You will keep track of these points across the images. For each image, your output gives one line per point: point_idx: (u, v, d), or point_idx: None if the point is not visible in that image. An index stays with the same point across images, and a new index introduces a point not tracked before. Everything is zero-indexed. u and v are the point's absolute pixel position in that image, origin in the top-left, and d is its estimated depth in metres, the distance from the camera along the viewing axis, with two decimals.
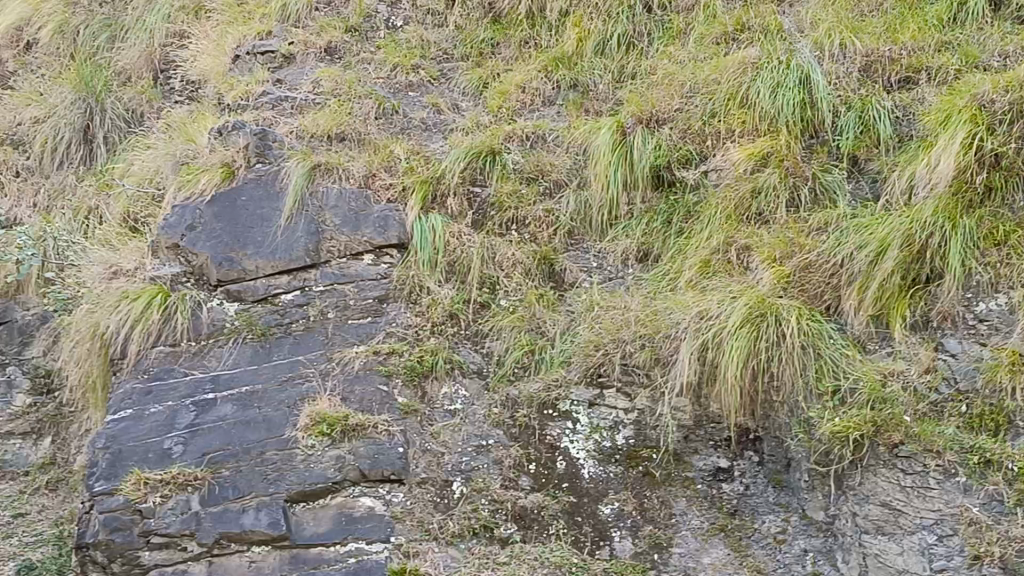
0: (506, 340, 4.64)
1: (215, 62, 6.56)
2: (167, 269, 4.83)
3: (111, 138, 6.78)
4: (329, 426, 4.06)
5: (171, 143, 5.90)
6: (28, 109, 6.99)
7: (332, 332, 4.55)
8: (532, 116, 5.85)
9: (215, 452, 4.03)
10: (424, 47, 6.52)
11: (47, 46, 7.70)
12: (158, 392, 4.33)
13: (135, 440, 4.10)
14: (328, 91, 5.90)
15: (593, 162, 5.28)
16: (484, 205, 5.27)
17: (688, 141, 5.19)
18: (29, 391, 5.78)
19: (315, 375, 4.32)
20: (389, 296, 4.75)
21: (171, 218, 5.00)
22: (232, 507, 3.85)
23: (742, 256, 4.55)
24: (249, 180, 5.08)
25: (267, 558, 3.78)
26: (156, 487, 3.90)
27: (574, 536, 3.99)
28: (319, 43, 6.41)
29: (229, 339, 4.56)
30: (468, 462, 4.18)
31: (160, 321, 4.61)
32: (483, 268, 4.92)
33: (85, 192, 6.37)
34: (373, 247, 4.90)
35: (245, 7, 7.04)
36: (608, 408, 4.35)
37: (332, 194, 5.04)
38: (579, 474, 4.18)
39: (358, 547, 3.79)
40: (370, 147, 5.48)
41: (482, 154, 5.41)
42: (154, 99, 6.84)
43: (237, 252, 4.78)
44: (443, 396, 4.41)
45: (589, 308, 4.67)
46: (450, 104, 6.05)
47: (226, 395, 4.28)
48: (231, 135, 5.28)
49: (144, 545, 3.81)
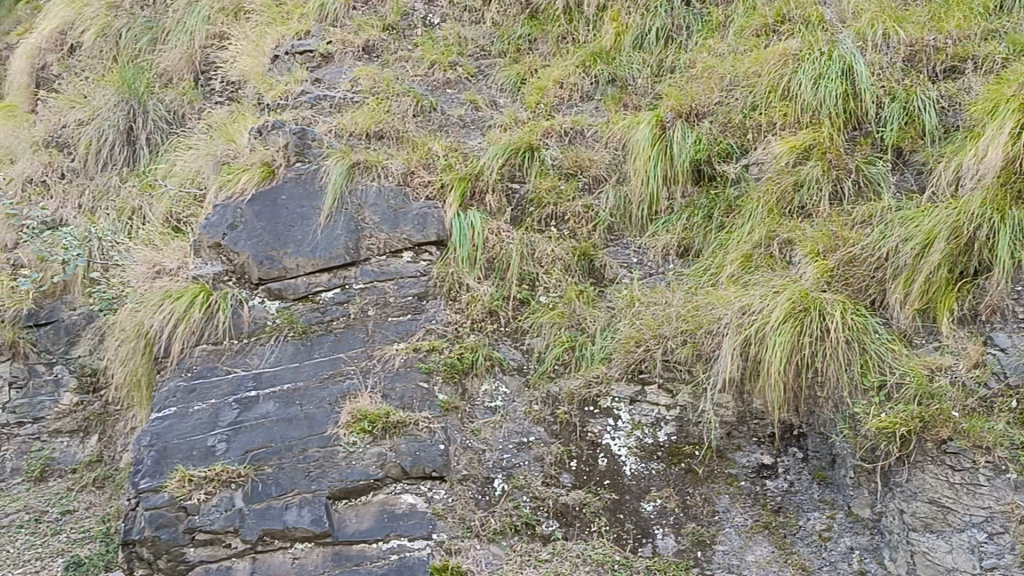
0: (546, 336, 4.63)
1: (255, 62, 6.60)
2: (210, 268, 4.87)
3: (153, 139, 6.83)
4: (371, 423, 4.09)
5: (212, 143, 5.95)
6: (72, 111, 7.10)
7: (372, 330, 4.56)
8: (570, 111, 5.81)
9: (258, 449, 4.06)
10: (462, 44, 6.52)
11: (90, 49, 7.81)
12: (201, 390, 4.38)
13: (180, 438, 4.14)
14: (366, 90, 5.92)
15: (632, 157, 5.24)
16: (523, 201, 5.25)
17: (729, 134, 5.17)
18: (75, 389, 5.89)
19: (355, 373, 4.34)
20: (428, 293, 4.75)
21: (212, 218, 5.03)
22: (276, 504, 3.88)
23: (785, 250, 4.52)
24: (288, 179, 5.11)
25: (310, 555, 3.78)
26: (200, 484, 3.93)
27: (616, 534, 3.95)
28: (357, 41, 6.42)
29: (271, 337, 4.58)
30: (509, 459, 4.18)
31: (201, 321, 4.65)
32: (522, 265, 4.92)
33: (128, 193, 6.45)
34: (412, 244, 4.90)
35: (284, 8, 7.09)
36: (649, 405, 4.32)
37: (371, 192, 5.05)
38: (621, 470, 4.14)
39: (401, 544, 3.79)
40: (408, 144, 5.49)
41: (520, 150, 5.39)
42: (195, 100, 6.92)
43: (278, 251, 4.80)
44: (483, 393, 4.43)
45: (630, 304, 4.65)
46: (488, 100, 6.04)
47: (268, 393, 4.31)
48: (270, 135, 5.30)
49: (189, 541, 3.83)
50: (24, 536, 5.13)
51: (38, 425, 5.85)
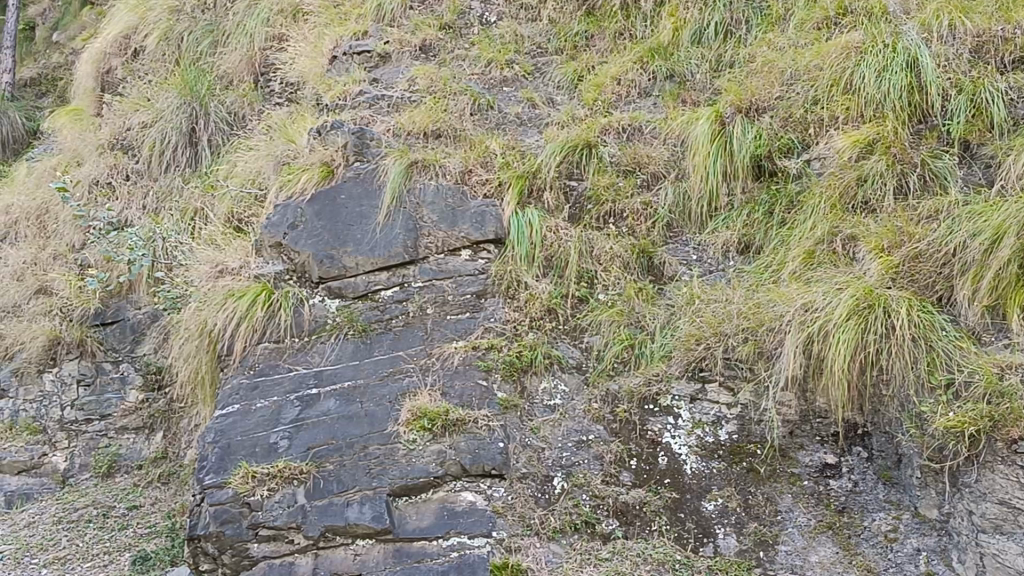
0: (605, 334, 4.61)
1: (314, 63, 6.66)
2: (271, 268, 4.94)
3: (215, 141, 6.93)
4: (430, 421, 4.11)
5: (272, 143, 6.02)
6: (136, 114, 7.24)
7: (430, 327, 4.58)
8: (628, 107, 5.78)
9: (320, 446, 4.10)
10: (518, 42, 6.51)
11: (153, 53, 7.96)
12: (263, 388, 4.43)
13: (243, 435, 4.20)
14: (423, 89, 5.94)
15: (691, 154, 5.21)
16: (581, 198, 5.23)
17: (790, 129, 5.11)
18: (141, 386, 6.03)
19: (415, 370, 4.36)
20: (486, 291, 4.74)
21: (273, 217, 5.09)
22: (338, 500, 3.91)
23: (848, 246, 4.44)
24: (347, 178, 5.14)
25: (372, 552, 3.80)
26: (263, 480, 3.98)
27: (677, 533, 3.92)
28: (414, 41, 6.45)
29: (331, 336, 4.62)
30: (569, 457, 4.16)
31: (264, 318, 4.71)
32: (581, 263, 4.91)
33: (191, 194, 6.56)
34: (470, 242, 4.91)
35: (342, 9, 7.16)
36: (710, 403, 4.28)
37: (429, 191, 5.07)
38: (681, 470, 4.11)
39: (460, 542, 3.78)
40: (466, 143, 5.51)
41: (578, 148, 5.37)
42: (255, 102, 7.01)
43: (338, 249, 4.85)
44: (542, 391, 4.42)
45: (690, 301, 4.62)
46: (545, 98, 6.03)
47: (329, 391, 4.35)
48: (330, 134, 5.36)
49: (253, 537, 3.87)
50: (93, 530, 5.13)
51: (106, 422, 5.99)
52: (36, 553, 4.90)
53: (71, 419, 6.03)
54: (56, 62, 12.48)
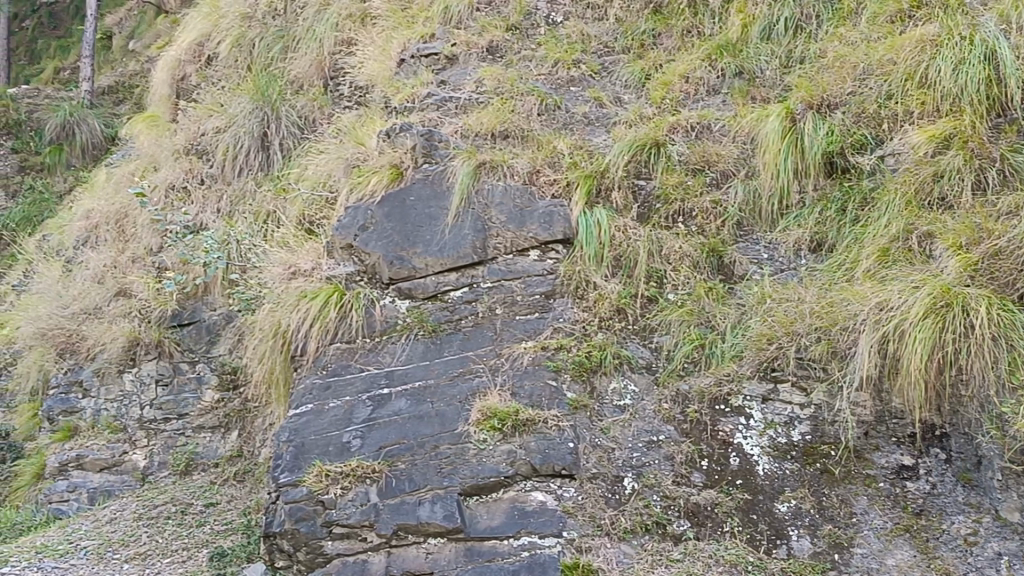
0: (675, 334, 4.59)
1: (382, 67, 6.72)
2: (343, 269, 5.02)
3: (286, 145, 7.05)
4: (500, 421, 4.14)
5: (342, 146, 6.09)
6: (210, 120, 7.41)
7: (500, 328, 4.60)
8: (696, 105, 5.73)
9: (391, 445, 4.15)
10: (585, 41, 6.50)
11: (226, 59, 8.13)
12: (336, 388, 4.50)
13: (317, 434, 4.28)
14: (490, 90, 5.96)
15: (761, 151, 5.16)
16: (649, 197, 5.21)
17: (863, 125, 5.04)
18: (216, 386, 6.16)
19: (484, 371, 4.39)
20: (555, 291, 4.75)
21: (344, 219, 5.16)
22: (409, 499, 3.95)
23: (924, 243, 4.34)
24: (416, 180, 5.19)
25: (443, 550, 3.83)
26: (336, 478, 4.05)
27: (750, 535, 3.86)
28: (481, 43, 6.49)
29: (402, 336, 4.67)
30: (639, 458, 4.15)
31: (336, 319, 4.81)
32: (650, 262, 4.89)
33: (264, 197, 6.68)
34: (539, 242, 4.91)
35: (409, 12, 7.25)
36: (782, 403, 4.24)
37: (497, 191, 5.08)
38: (754, 470, 4.06)
39: (531, 541, 3.80)
40: (533, 143, 5.51)
41: (646, 147, 5.35)
42: (325, 106, 7.10)
43: (407, 250, 4.90)
44: (612, 391, 4.41)
45: (761, 300, 4.57)
46: (613, 97, 6.00)
47: (401, 391, 4.40)
48: (399, 136, 5.41)
49: (327, 535, 3.95)
50: (172, 527, 5.24)
51: (183, 421, 6.13)
52: (118, 548, 5.03)
53: (150, 418, 6.20)
54: (133, 70, 12.85)
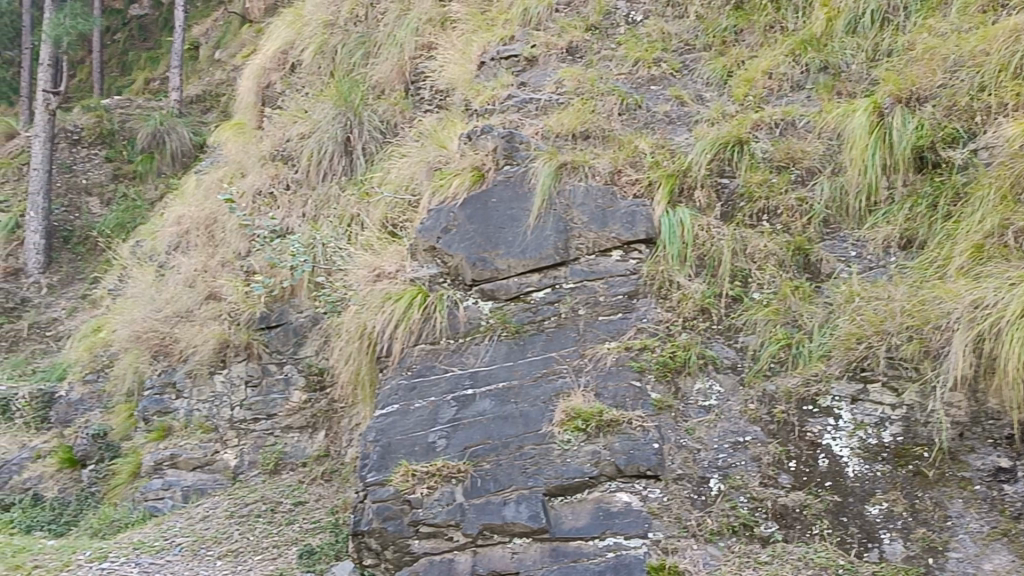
0: (760, 334, 4.52)
1: (463, 70, 6.78)
2: (426, 270, 5.08)
3: (369, 149, 7.15)
4: (584, 422, 4.14)
5: (424, 150, 6.14)
6: (295, 126, 7.56)
7: (583, 328, 4.59)
8: (780, 101, 5.65)
9: (476, 445, 4.20)
10: (666, 39, 6.44)
11: (310, 66, 8.28)
12: (421, 388, 4.57)
13: (403, 434, 4.35)
14: (571, 91, 5.97)
15: (848, 147, 5.06)
16: (733, 196, 5.15)
17: (954, 118, 4.91)
18: (303, 387, 6.28)
19: (568, 371, 4.40)
20: (638, 292, 4.73)
21: (427, 221, 5.22)
22: (495, 499, 4.00)
23: (1020, 239, 4.21)
24: (498, 181, 5.21)
25: (529, 550, 3.85)
26: (423, 478, 4.12)
27: (840, 537, 3.78)
28: (561, 43, 6.49)
29: (486, 337, 4.71)
30: (725, 459, 4.11)
31: (420, 320, 4.88)
32: (734, 261, 4.84)
33: (348, 201, 6.76)
34: (621, 243, 4.90)
35: (489, 15, 7.27)
36: (872, 404, 4.12)
37: (579, 192, 5.08)
38: (843, 472, 3.96)
39: (616, 542, 3.79)
40: (615, 143, 5.48)
41: (729, 144, 5.29)
42: (406, 109, 7.17)
43: (490, 252, 4.93)
44: (697, 392, 4.37)
45: (849, 299, 4.47)
46: (694, 95, 5.93)
47: (485, 391, 4.44)
48: (480, 138, 5.45)
49: (414, 533, 4.02)
50: (262, 525, 5.34)
51: (272, 421, 6.27)
52: (210, 546, 5.16)
53: (240, 419, 6.35)
54: (219, 79, 13.16)
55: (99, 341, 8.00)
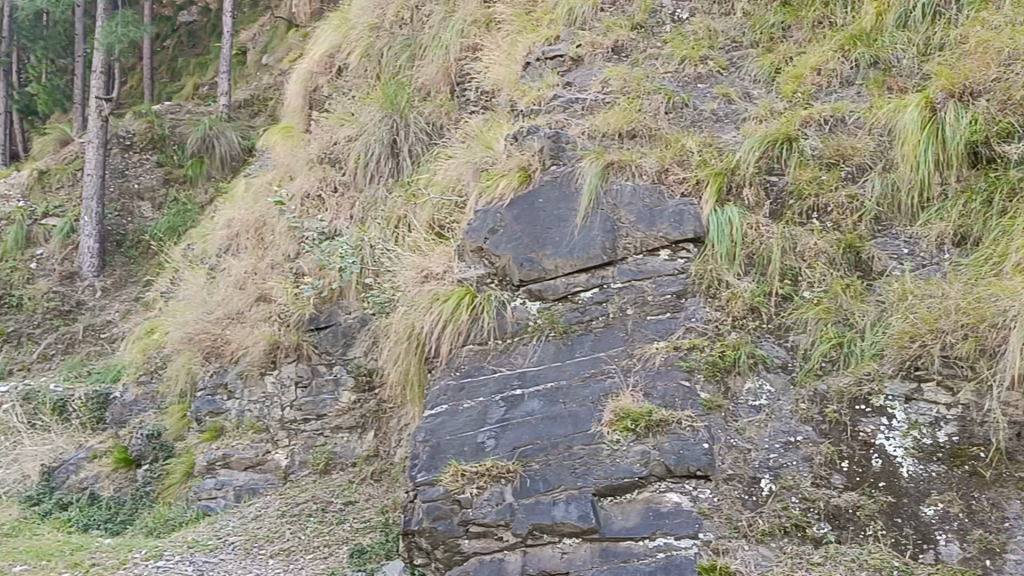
0: (811, 333, 4.48)
1: (509, 71, 6.80)
2: (473, 271, 5.09)
3: (416, 151, 7.22)
4: (634, 422, 4.13)
5: (471, 151, 6.16)
6: (342, 129, 7.63)
7: (632, 328, 4.58)
8: (829, 98, 5.58)
9: (526, 446, 4.21)
10: (713, 37, 6.40)
11: (356, 69, 8.35)
12: (470, 389, 4.60)
13: (452, 434, 4.37)
14: (617, 90, 5.95)
15: (899, 143, 4.99)
16: (782, 193, 5.10)
17: (1008, 112, 4.81)
18: (353, 387, 6.32)
19: (617, 371, 4.39)
20: (687, 291, 4.70)
21: (474, 222, 5.23)
22: (544, 499, 4.00)
23: None
24: (545, 182, 5.22)
25: (579, 550, 3.85)
26: (472, 478, 4.14)
27: (894, 539, 3.73)
28: (607, 43, 6.47)
29: (534, 337, 4.72)
30: (777, 459, 4.07)
31: (468, 321, 4.90)
32: (784, 260, 4.79)
33: (395, 203, 6.82)
34: (669, 242, 4.87)
35: (534, 15, 7.23)
36: (927, 404, 4.06)
37: (626, 191, 5.06)
38: (897, 473, 3.91)
39: (667, 542, 3.77)
40: (662, 142, 5.46)
41: (778, 142, 5.24)
42: (452, 111, 7.24)
43: (537, 252, 4.94)
44: (747, 391, 4.34)
45: (902, 297, 4.40)
46: (741, 93, 5.87)
47: (534, 391, 4.45)
48: (526, 139, 5.47)
49: (464, 533, 4.05)
50: (314, 524, 5.39)
51: (322, 421, 6.32)
52: (263, 544, 5.23)
53: (291, 419, 6.42)
54: (267, 84, 13.30)
55: (152, 343, 8.13)
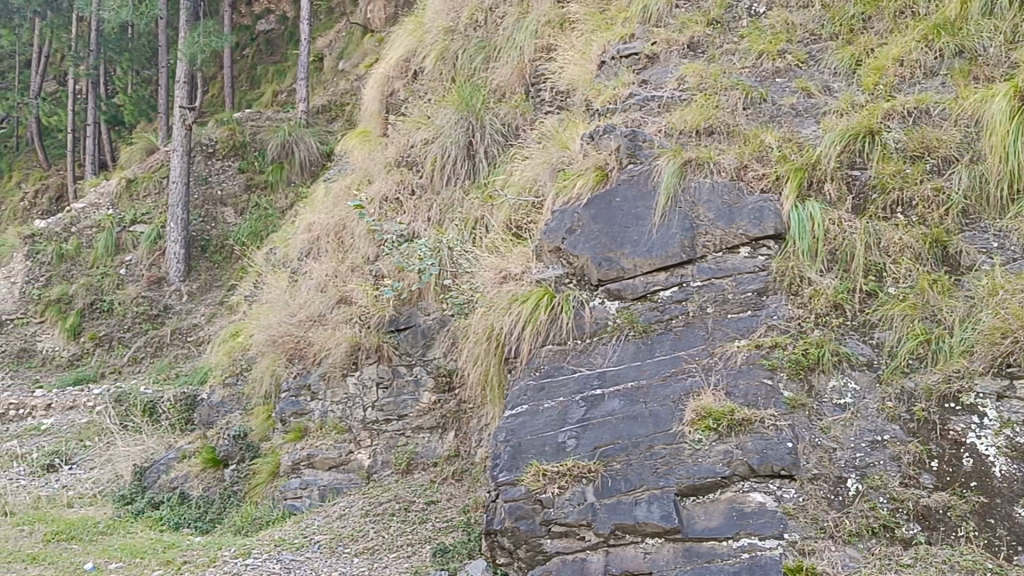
0: (897, 330, 4.38)
1: (583, 71, 6.82)
2: (552, 272, 5.12)
3: (491, 152, 7.27)
4: (715, 421, 4.10)
5: (546, 151, 6.17)
6: (419, 132, 7.72)
7: (712, 327, 4.54)
8: (913, 89, 5.46)
9: (606, 445, 4.21)
10: (791, 30, 6.29)
11: (432, 73, 8.45)
12: (550, 389, 4.61)
13: (533, 434, 4.41)
14: (693, 86, 5.91)
15: (987, 134, 4.90)
16: (865, 187, 5.00)
17: None
18: (433, 388, 6.40)
19: (697, 370, 4.36)
20: (768, 289, 4.64)
21: (552, 222, 5.26)
22: (626, 499, 4.00)
23: None
24: (622, 181, 5.21)
25: (662, 550, 3.83)
26: (554, 478, 4.16)
27: (987, 540, 3.62)
28: (682, 39, 6.42)
29: (613, 337, 4.71)
30: (863, 458, 4.00)
31: (547, 321, 4.92)
32: (868, 256, 4.71)
33: (472, 205, 6.88)
34: (749, 239, 4.81)
35: (608, 14, 7.22)
36: (1020, 402, 3.93)
37: (704, 189, 5.02)
38: (990, 472, 3.79)
39: (751, 543, 3.73)
40: (740, 138, 5.39)
41: (860, 135, 5.14)
42: (527, 112, 7.27)
43: (615, 252, 4.93)
44: (831, 389, 4.25)
45: (993, 292, 4.29)
46: (821, 86, 5.77)
47: (614, 391, 4.44)
48: (602, 138, 5.45)
49: (546, 533, 4.07)
50: (397, 523, 5.46)
51: (403, 421, 6.40)
52: (348, 543, 5.31)
53: (373, 419, 6.49)
54: (344, 89, 13.49)
55: (238, 346, 8.32)
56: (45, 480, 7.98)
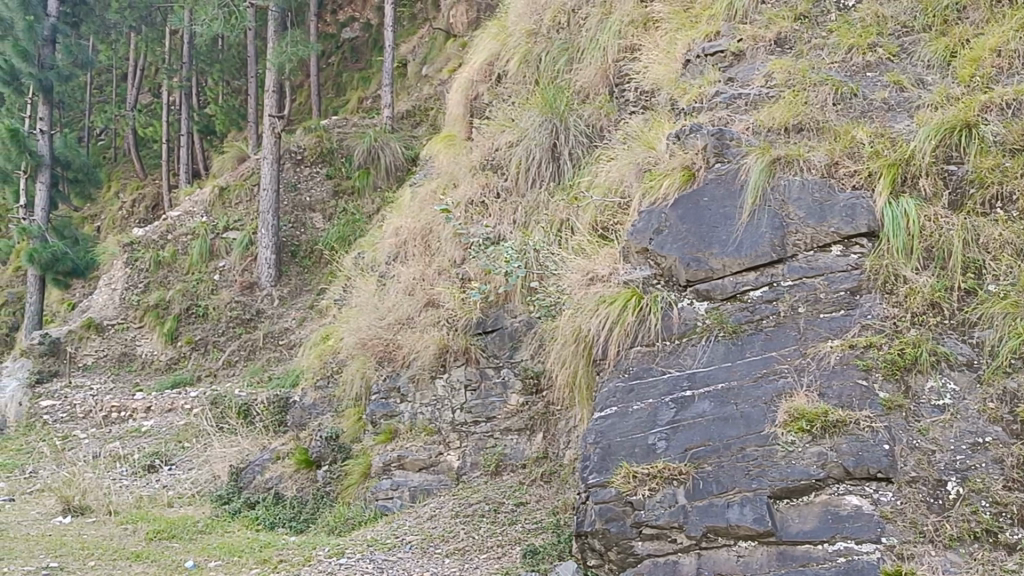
0: (999, 328, 4.22)
1: (667, 70, 6.80)
2: (640, 273, 5.10)
3: (575, 154, 7.27)
4: (809, 422, 4.04)
5: (631, 151, 6.16)
6: (503, 135, 7.78)
7: (804, 327, 4.47)
8: (1012, 80, 5.25)
9: (697, 447, 4.18)
10: (881, 23, 6.13)
11: (515, 76, 8.50)
12: (639, 390, 4.60)
13: (622, 435, 4.41)
14: (781, 83, 5.82)
15: None
16: (962, 182, 4.85)
17: None
18: (520, 390, 6.43)
19: (790, 371, 4.30)
20: (862, 287, 4.55)
21: (639, 223, 5.25)
22: (718, 501, 3.98)
23: None
24: (710, 180, 5.16)
25: (755, 554, 3.82)
26: (644, 480, 4.17)
27: None
28: (769, 35, 6.30)
29: (702, 337, 4.67)
30: (964, 461, 3.86)
31: (635, 323, 4.92)
32: (966, 252, 4.57)
33: (557, 207, 6.91)
34: (841, 237, 4.72)
35: (692, 11, 7.13)
36: None
37: (794, 187, 4.94)
38: None
39: (847, 546, 3.68)
40: (830, 134, 5.29)
41: (956, 129, 4.98)
42: (612, 113, 7.28)
43: (704, 252, 4.89)
44: (929, 390, 4.12)
45: None
46: (914, 79, 5.61)
47: (704, 392, 4.41)
48: (688, 138, 5.43)
49: (637, 535, 4.09)
50: (487, 524, 5.50)
51: (491, 423, 6.44)
52: (439, 543, 5.37)
53: (461, 421, 6.56)
54: (428, 94, 13.63)
55: (329, 350, 8.48)
56: (147, 480, 8.23)
